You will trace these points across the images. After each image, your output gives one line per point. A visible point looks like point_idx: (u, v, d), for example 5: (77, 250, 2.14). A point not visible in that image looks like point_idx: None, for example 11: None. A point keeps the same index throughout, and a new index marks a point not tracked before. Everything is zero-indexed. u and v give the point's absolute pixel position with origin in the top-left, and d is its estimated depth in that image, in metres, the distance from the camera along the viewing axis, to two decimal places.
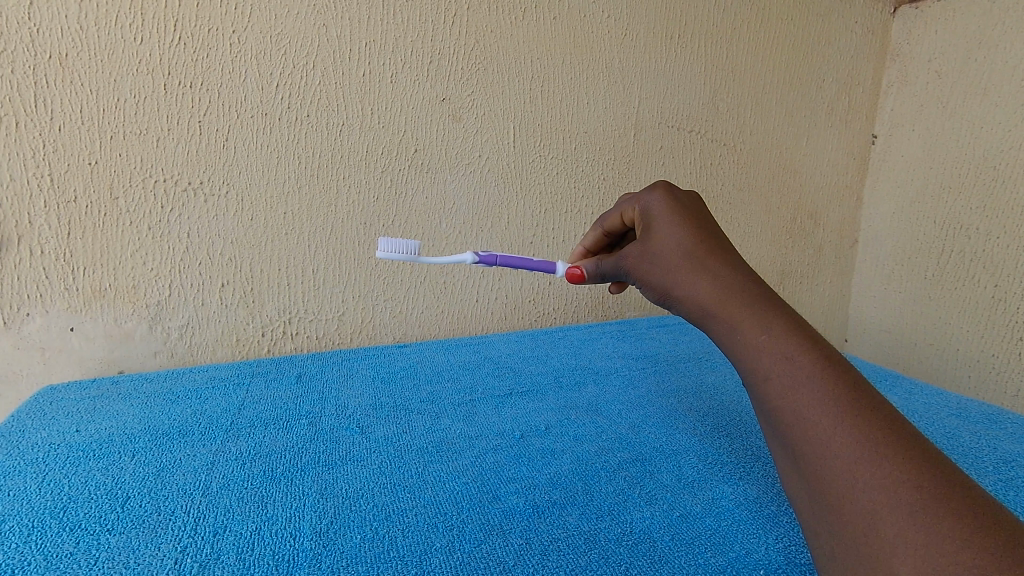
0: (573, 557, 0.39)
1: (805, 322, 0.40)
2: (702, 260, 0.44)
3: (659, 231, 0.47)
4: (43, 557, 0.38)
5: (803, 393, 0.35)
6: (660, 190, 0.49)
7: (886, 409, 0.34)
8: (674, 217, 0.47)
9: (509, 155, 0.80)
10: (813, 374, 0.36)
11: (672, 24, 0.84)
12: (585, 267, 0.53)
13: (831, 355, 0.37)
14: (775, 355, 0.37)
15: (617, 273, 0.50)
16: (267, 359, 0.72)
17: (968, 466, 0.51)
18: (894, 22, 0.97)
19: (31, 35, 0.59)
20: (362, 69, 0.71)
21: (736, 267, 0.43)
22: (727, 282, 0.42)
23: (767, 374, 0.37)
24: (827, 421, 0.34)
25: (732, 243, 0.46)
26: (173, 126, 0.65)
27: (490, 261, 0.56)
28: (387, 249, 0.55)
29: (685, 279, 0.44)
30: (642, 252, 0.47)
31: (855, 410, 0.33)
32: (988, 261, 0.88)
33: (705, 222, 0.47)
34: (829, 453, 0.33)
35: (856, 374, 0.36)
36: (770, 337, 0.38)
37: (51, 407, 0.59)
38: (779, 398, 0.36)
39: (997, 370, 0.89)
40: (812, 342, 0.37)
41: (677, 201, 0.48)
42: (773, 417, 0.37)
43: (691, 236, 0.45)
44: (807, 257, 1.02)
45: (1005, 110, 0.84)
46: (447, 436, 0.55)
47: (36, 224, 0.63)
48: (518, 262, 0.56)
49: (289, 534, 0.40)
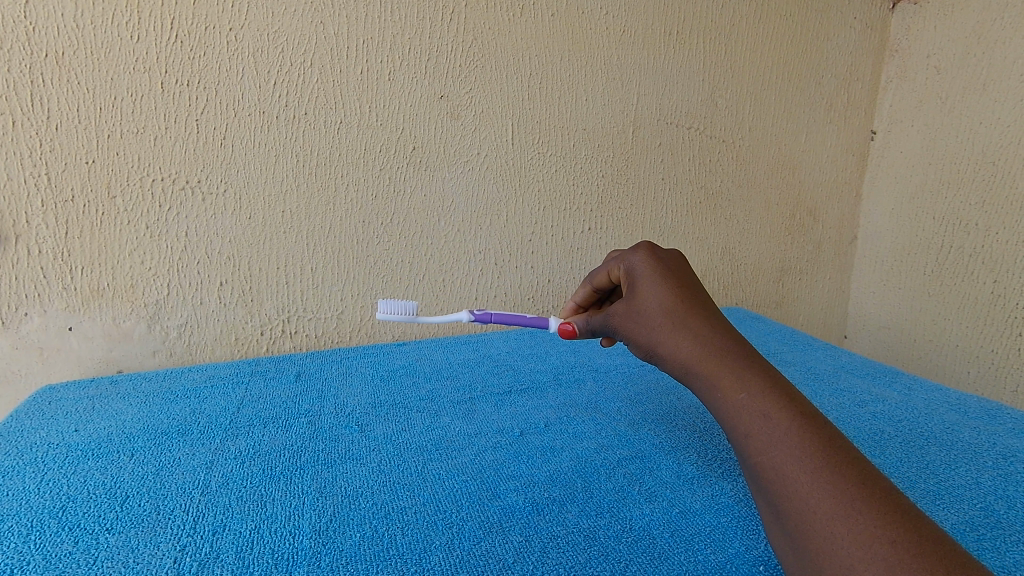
0: (573, 554, 0.39)
1: (783, 380, 0.40)
2: (684, 322, 0.44)
3: (642, 291, 0.47)
4: (42, 557, 0.38)
5: (781, 450, 0.36)
6: (643, 249, 0.50)
7: (861, 466, 0.34)
8: (656, 278, 0.47)
9: (507, 152, 0.80)
10: (790, 432, 0.36)
11: (671, 20, 0.84)
12: (576, 323, 0.52)
13: (809, 413, 0.37)
14: (753, 414, 0.38)
15: (606, 329, 0.50)
16: (265, 358, 0.72)
17: (967, 462, 0.51)
18: (893, 17, 0.97)
19: (27, 34, 0.59)
20: (360, 67, 0.71)
21: (716, 327, 0.44)
22: (708, 343, 0.43)
23: (746, 431, 0.38)
24: (805, 478, 0.34)
25: (712, 304, 0.47)
26: (170, 125, 0.65)
27: (484, 319, 0.59)
28: (387, 311, 0.60)
29: (668, 339, 0.44)
30: (627, 310, 0.48)
31: (832, 467, 0.34)
32: (988, 257, 0.88)
33: (687, 283, 0.48)
34: (808, 509, 0.33)
35: (833, 431, 0.36)
36: (748, 397, 0.39)
37: (50, 407, 0.59)
38: (758, 455, 0.37)
39: (996, 366, 0.89)
40: (789, 400, 0.38)
41: (659, 261, 0.49)
42: (755, 474, 0.37)
43: (673, 297, 0.46)
44: (807, 253, 1.02)
45: (1004, 105, 0.84)
46: (447, 433, 0.55)
47: (34, 224, 0.63)
48: (510, 318, 0.58)
49: (289, 532, 0.40)
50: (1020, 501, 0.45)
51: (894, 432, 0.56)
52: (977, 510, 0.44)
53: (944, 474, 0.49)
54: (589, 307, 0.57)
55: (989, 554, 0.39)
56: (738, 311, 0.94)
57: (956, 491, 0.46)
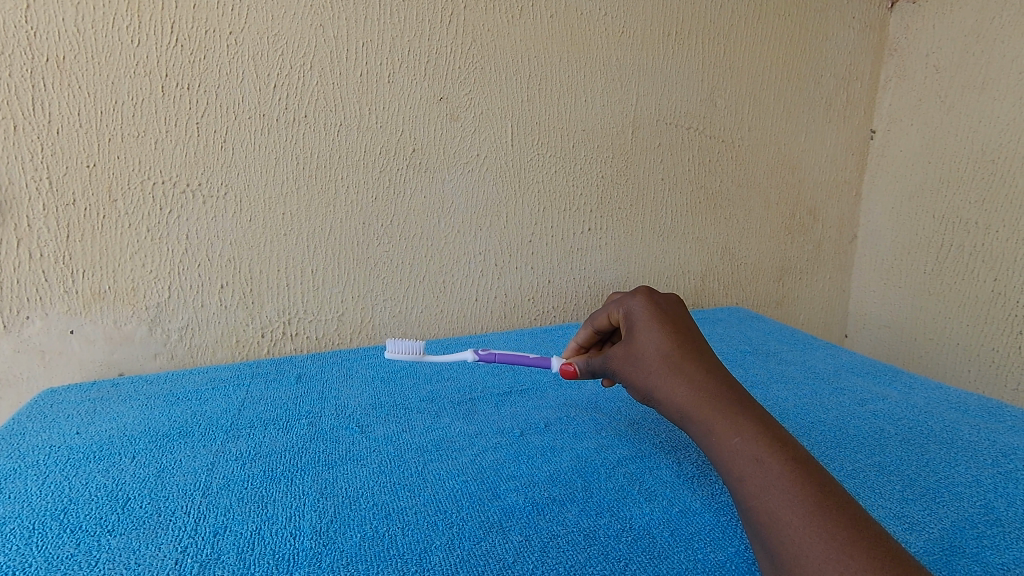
0: (573, 553, 0.39)
1: (778, 426, 0.40)
2: (680, 366, 0.45)
3: (639, 335, 0.48)
4: (44, 559, 0.38)
5: (774, 495, 0.36)
6: (641, 293, 0.51)
7: (852, 509, 0.34)
8: (654, 322, 0.48)
9: (506, 154, 0.80)
10: (781, 476, 0.36)
11: (669, 21, 0.84)
12: (578, 363, 0.52)
13: (802, 459, 0.37)
14: (746, 458, 0.38)
15: (605, 372, 0.50)
16: (266, 360, 0.72)
17: (967, 459, 0.51)
18: (892, 16, 0.97)
19: (28, 38, 0.59)
20: (360, 69, 0.71)
21: (711, 371, 0.44)
22: (704, 388, 0.43)
23: (740, 475, 0.38)
24: (797, 521, 0.34)
25: (709, 348, 0.47)
26: (171, 128, 0.66)
27: (489, 359, 0.59)
28: (394, 349, 0.64)
29: (664, 383, 0.44)
30: (626, 353, 0.48)
31: (823, 510, 0.34)
32: (988, 255, 0.88)
33: (685, 327, 0.48)
34: (800, 553, 0.33)
35: (826, 477, 0.36)
36: (741, 440, 0.39)
37: (52, 409, 0.59)
38: (752, 499, 0.37)
39: (997, 364, 0.89)
40: (783, 445, 0.38)
41: (656, 305, 0.50)
42: (748, 517, 0.37)
43: (670, 342, 0.46)
44: (807, 253, 1.02)
45: (1003, 103, 0.84)
46: (448, 434, 0.55)
47: (36, 227, 0.63)
48: (515, 358, 0.58)
49: (289, 533, 0.40)
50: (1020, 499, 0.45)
51: (893, 430, 0.56)
52: (976, 508, 0.44)
53: (944, 472, 0.49)
54: (590, 348, 0.57)
55: (989, 552, 0.39)
56: (738, 310, 0.94)
57: (955, 489, 0.46)
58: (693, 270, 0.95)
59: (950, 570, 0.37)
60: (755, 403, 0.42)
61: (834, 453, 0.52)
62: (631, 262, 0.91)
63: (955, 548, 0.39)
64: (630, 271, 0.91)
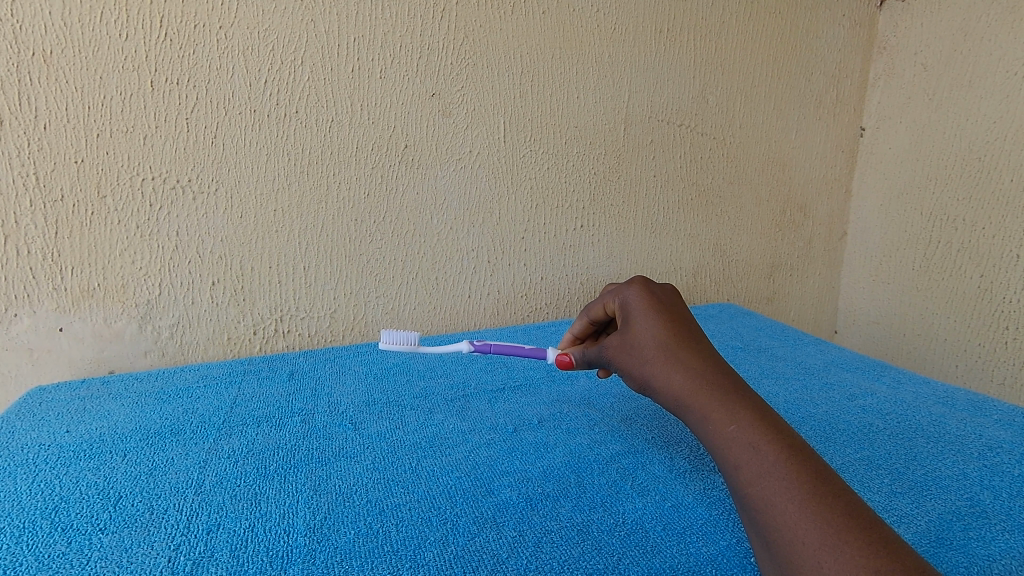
0: (566, 547, 0.39)
1: (773, 414, 0.41)
2: (676, 355, 0.45)
3: (635, 324, 0.48)
4: (35, 557, 0.38)
5: (769, 482, 0.36)
6: (637, 284, 0.51)
7: (846, 495, 0.35)
8: (651, 312, 0.48)
9: (499, 150, 0.80)
10: (777, 464, 0.37)
11: (661, 18, 0.84)
12: (573, 354, 0.53)
13: (797, 447, 0.38)
14: (742, 444, 0.38)
15: (601, 362, 0.51)
16: (258, 359, 0.71)
17: (953, 452, 0.52)
18: (882, 13, 0.98)
19: (14, 32, 0.58)
20: (351, 65, 0.71)
21: (707, 360, 0.44)
22: (700, 377, 0.43)
23: (736, 463, 0.38)
24: (793, 508, 0.34)
25: (706, 338, 0.47)
26: (161, 124, 0.65)
27: (483, 349, 0.58)
28: (387, 341, 0.61)
29: (660, 372, 0.45)
30: (621, 343, 0.48)
31: (817, 497, 0.34)
32: (975, 251, 0.89)
33: (680, 317, 0.49)
34: (795, 539, 0.33)
35: (820, 465, 0.37)
36: (737, 428, 0.39)
37: (41, 408, 0.58)
38: (748, 486, 0.37)
39: (984, 359, 0.90)
40: (778, 433, 0.38)
41: (652, 295, 0.50)
42: (745, 504, 0.37)
43: (666, 331, 0.47)
44: (797, 249, 1.03)
45: (990, 101, 0.85)
46: (442, 430, 0.55)
47: (23, 224, 0.62)
48: (510, 350, 0.58)
49: (283, 530, 0.40)
50: (1006, 491, 0.46)
51: (882, 425, 0.56)
52: (963, 501, 0.44)
53: (931, 465, 0.49)
54: (585, 339, 0.58)
55: (975, 544, 0.40)
56: (729, 306, 0.94)
57: (943, 482, 0.47)
58: (685, 266, 0.96)
59: (938, 561, 0.38)
60: (751, 392, 0.43)
61: (825, 448, 0.52)
62: (623, 258, 0.91)
63: (942, 540, 0.40)
64: (622, 268, 0.92)
